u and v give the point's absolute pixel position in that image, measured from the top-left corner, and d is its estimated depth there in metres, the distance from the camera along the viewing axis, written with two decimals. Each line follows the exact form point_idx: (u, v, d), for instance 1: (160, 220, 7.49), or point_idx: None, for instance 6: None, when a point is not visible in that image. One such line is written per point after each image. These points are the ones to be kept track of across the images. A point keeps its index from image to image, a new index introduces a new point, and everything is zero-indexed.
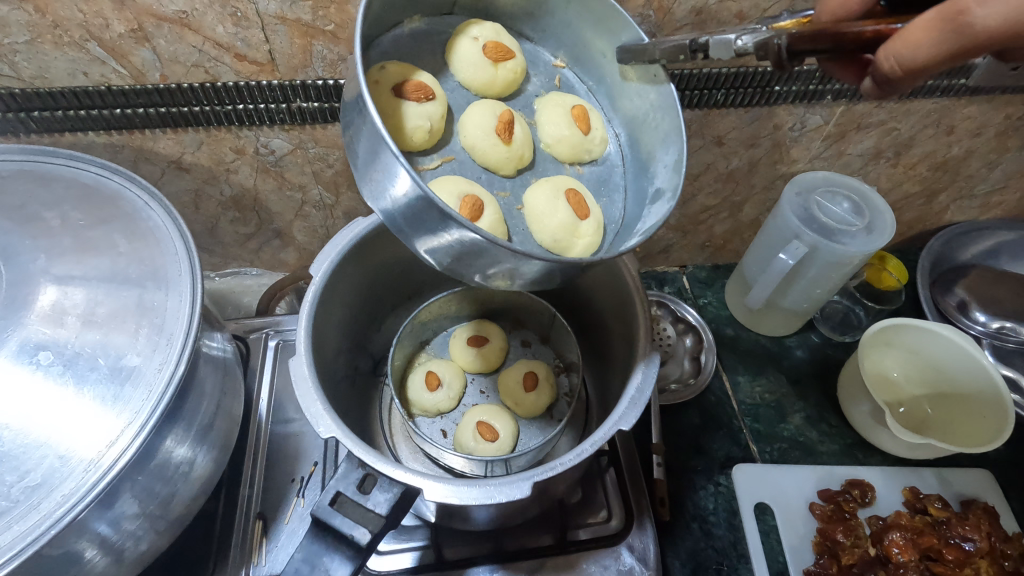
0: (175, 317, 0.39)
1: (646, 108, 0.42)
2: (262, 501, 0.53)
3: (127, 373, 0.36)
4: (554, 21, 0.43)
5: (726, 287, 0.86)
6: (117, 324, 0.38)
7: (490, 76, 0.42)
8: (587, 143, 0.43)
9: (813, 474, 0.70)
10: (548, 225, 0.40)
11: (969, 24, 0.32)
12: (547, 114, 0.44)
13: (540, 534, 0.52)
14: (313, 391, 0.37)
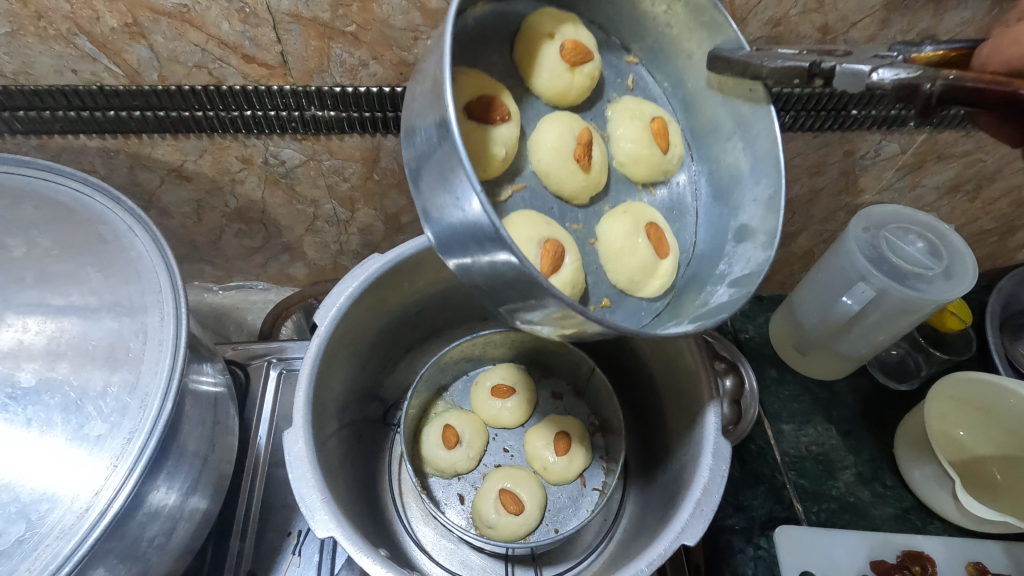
0: (152, 371, 0.33)
1: (732, 123, 0.37)
2: (254, 558, 0.47)
3: (90, 444, 0.31)
4: (625, 9, 0.37)
5: (770, 320, 0.79)
6: (81, 381, 0.32)
7: (566, 83, 0.36)
8: (665, 163, 0.38)
9: (865, 542, 0.63)
10: (628, 266, 0.36)
11: None
12: (624, 125, 0.38)
13: None
14: (309, 476, 0.31)
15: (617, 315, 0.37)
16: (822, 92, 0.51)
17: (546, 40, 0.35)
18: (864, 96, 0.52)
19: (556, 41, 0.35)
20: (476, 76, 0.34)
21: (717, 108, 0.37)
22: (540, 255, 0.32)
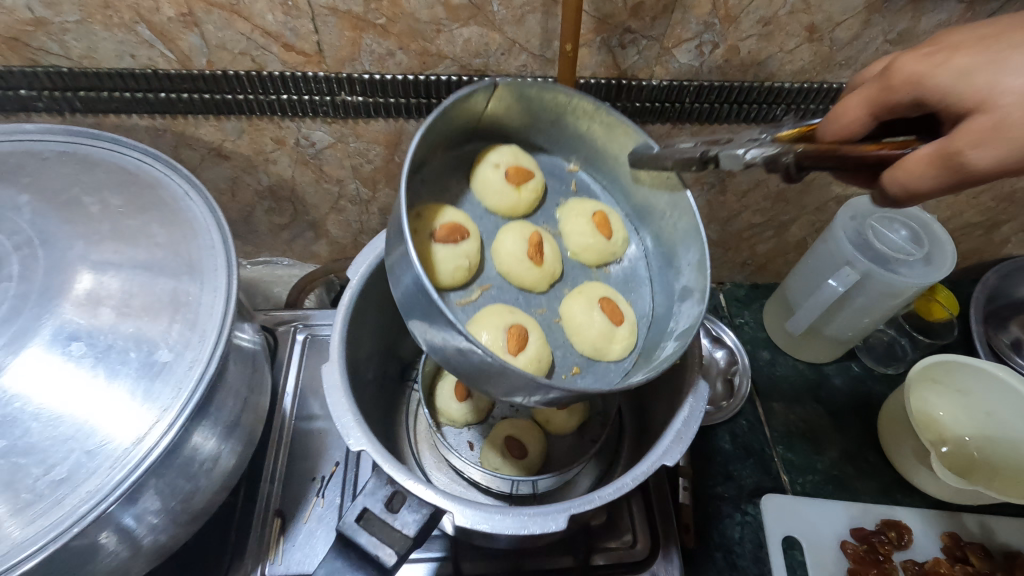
0: (208, 312, 0.38)
1: (661, 206, 0.45)
2: (282, 498, 0.52)
3: (158, 369, 0.36)
4: (559, 132, 0.46)
5: (765, 307, 0.83)
6: (150, 316, 0.37)
7: (515, 200, 0.46)
8: (610, 247, 0.46)
9: (847, 511, 0.67)
10: (587, 335, 0.43)
11: (966, 165, 0.30)
12: (571, 225, 0.47)
13: (561, 555, 0.50)
14: (344, 399, 0.36)
15: (586, 379, 0.44)
16: (811, 87, 0.55)
17: (492, 172, 0.45)
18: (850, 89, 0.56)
19: (500, 170, 0.45)
20: (437, 212, 0.44)
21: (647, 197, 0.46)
22: (506, 339, 0.41)
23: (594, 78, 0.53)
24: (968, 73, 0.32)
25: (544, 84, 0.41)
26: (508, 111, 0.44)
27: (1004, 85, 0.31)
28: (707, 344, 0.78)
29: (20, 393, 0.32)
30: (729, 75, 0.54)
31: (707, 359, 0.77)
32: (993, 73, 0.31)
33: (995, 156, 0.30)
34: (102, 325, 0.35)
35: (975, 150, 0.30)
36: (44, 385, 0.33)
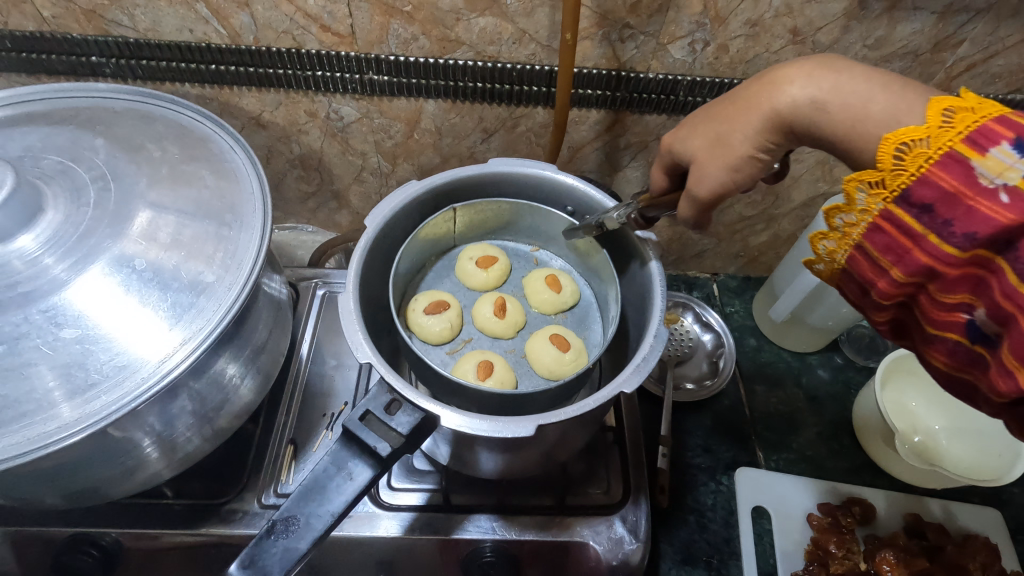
0: (246, 246, 0.44)
1: (597, 260, 0.52)
2: (295, 429, 0.58)
3: (203, 288, 0.42)
4: (518, 225, 0.57)
5: (755, 298, 0.88)
6: (199, 246, 0.43)
7: (485, 279, 0.55)
8: (562, 298, 0.54)
9: (817, 487, 0.71)
10: (544, 361, 0.50)
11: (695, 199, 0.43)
12: (530, 289, 0.55)
13: (542, 496, 0.55)
14: (355, 321, 0.41)
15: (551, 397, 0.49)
16: None
17: (466, 264, 0.55)
18: None
19: (471, 261, 0.56)
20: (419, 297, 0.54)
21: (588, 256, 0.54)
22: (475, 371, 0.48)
23: (596, 68, 0.59)
24: (679, 141, 0.44)
25: (488, 171, 0.49)
26: (473, 221, 0.55)
27: (695, 147, 0.43)
28: (696, 328, 0.83)
29: (86, 301, 0.39)
30: (720, 71, 0.59)
31: (694, 342, 0.82)
32: (686, 137, 0.43)
33: (709, 187, 0.42)
34: (156, 251, 0.42)
35: (693, 188, 0.42)
36: (106, 294, 0.39)
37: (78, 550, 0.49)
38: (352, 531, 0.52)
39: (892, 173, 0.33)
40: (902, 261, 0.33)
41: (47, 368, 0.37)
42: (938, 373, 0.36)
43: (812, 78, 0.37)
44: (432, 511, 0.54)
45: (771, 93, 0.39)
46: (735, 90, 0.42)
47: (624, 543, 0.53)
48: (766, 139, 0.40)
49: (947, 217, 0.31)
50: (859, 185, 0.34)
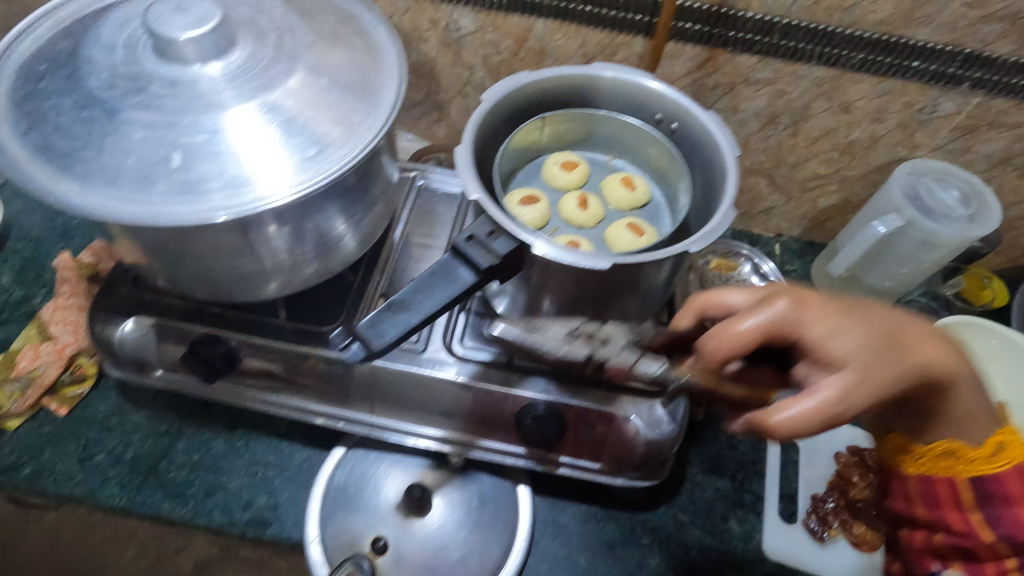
0: (384, 100, 0.52)
1: (669, 163, 0.57)
2: (387, 286, 0.67)
3: (348, 126, 0.49)
4: (597, 137, 0.60)
5: (816, 260, 0.91)
6: (347, 94, 0.51)
7: (568, 181, 0.58)
8: (636, 195, 0.58)
9: (848, 432, 0.75)
10: (621, 245, 0.54)
11: (842, 414, 0.42)
12: (606, 190, 0.58)
13: (595, 373, 0.62)
14: (467, 166, 0.48)
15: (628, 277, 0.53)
16: (888, 39, 0.64)
17: (552, 168, 0.59)
18: (924, 49, 0.64)
19: (556, 165, 0.59)
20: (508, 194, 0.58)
21: (660, 162, 0.58)
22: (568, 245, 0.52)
23: (699, 2, 0.65)
24: (817, 336, 0.46)
25: (589, 72, 0.54)
26: (561, 129, 0.59)
27: (841, 350, 0.45)
28: (754, 277, 0.87)
29: (253, 119, 0.47)
30: (816, 17, 0.64)
31: (751, 289, 0.86)
32: (843, 339, 0.45)
33: (859, 400, 0.42)
34: (315, 90, 0.50)
35: (848, 398, 0.42)
36: (272, 112, 0.47)
37: (211, 344, 0.60)
38: (429, 369, 0.61)
39: (986, 459, 0.49)
40: (980, 501, 0.49)
41: (225, 159, 0.45)
42: (919, 543, 0.54)
43: (934, 347, 0.47)
44: (497, 366, 0.62)
45: (910, 346, 0.46)
46: (875, 310, 0.48)
47: (662, 422, 0.60)
48: (902, 374, 0.45)
49: (1002, 510, 0.48)
50: (949, 448, 0.51)
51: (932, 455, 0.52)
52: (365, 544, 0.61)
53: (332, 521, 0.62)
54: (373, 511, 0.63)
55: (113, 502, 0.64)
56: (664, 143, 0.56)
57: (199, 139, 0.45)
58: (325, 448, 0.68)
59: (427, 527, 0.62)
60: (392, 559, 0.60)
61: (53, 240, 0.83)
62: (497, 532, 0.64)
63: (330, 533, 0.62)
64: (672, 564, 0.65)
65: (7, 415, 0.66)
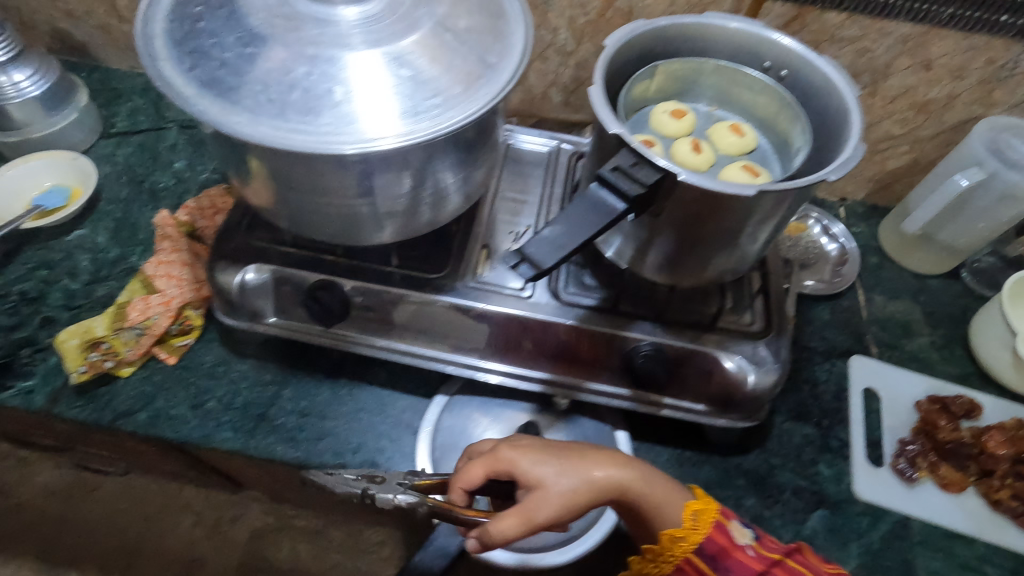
0: (515, 45, 0.53)
1: (776, 110, 0.59)
2: (488, 238, 0.70)
3: (483, 68, 0.51)
4: (700, 88, 0.62)
5: (881, 222, 0.93)
6: (480, 37, 0.52)
7: (677, 128, 0.60)
8: (745, 141, 0.59)
9: (925, 382, 0.78)
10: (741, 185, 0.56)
11: (536, 518, 0.53)
12: (714, 137, 0.60)
13: (696, 317, 0.65)
14: (602, 106, 0.50)
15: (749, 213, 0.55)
16: None
17: (661, 117, 0.60)
18: (1013, 3, 0.66)
19: (665, 113, 0.60)
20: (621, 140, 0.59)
21: (766, 110, 0.60)
22: None
23: None
24: (525, 466, 0.55)
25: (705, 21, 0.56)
26: (669, 79, 0.61)
27: (543, 475, 0.54)
28: (823, 239, 0.90)
29: (395, 59, 0.48)
30: None
31: (821, 250, 0.89)
32: (524, 462, 0.55)
33: (555, 509, 0.53)
34: (460, 31, 0.51)
35: (496, 524, 0.52)
36: (414, 55, 0.48)
37: (326, 289, 0.62)
38: (536, 313, 0.63)
39: (693, 531, 0.56)
40: (712, 564, 0.55)
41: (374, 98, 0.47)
42: None
43: (620, 467, 0.56)
44: (603, 310, 0.65)
45: (589, 466, 0.55)
46: (583, 450, 0.57)
47: (767, 362, 0.62)
48: (582, 489, 0.54)
49: (722, 564, 0.55)
50: (673, 537, 0.56)
51: (672, 548, 0.56)
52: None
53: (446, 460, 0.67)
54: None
55: (228, 444, 0.67)
56: (774, 90, 0.58)
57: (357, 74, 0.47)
58: (428, 396, 0.71)
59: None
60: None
61: (142, 203, 0.85)
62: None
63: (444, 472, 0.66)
64: (769, 503, 0.68)
65: (120, 362, 0.68)
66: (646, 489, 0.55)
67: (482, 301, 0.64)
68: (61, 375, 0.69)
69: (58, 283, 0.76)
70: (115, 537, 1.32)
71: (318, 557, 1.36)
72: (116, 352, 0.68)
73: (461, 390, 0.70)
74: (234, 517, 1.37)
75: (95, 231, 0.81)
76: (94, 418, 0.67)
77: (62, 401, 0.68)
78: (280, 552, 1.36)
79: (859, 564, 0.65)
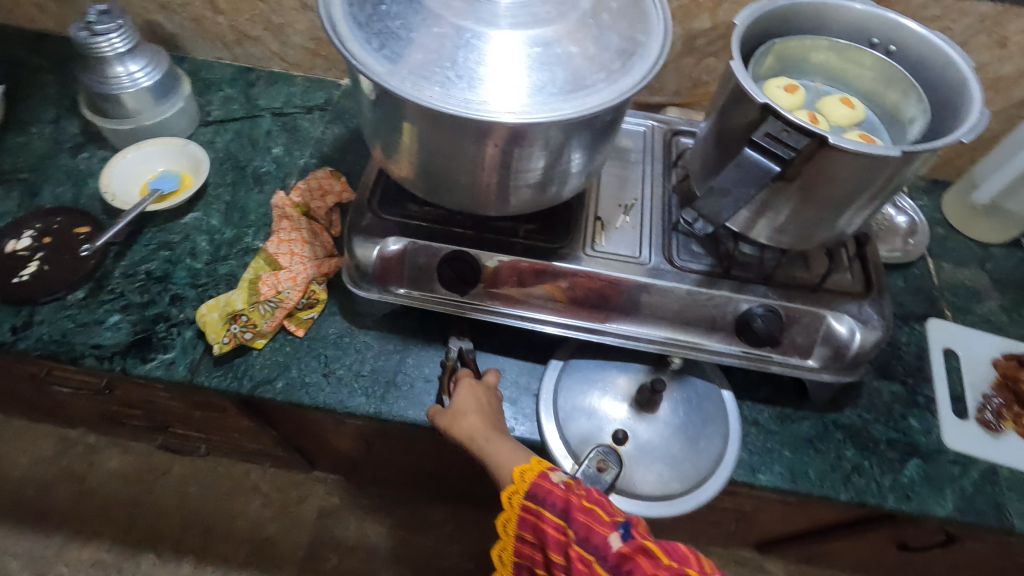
0: (659, 23, 0.57)
1: (885, 84, 0.64)
2: (599, 212, 0.74)
3: (635, 45, 0.55)
4: (808, 65, 0.67)
5: (944, 195, 0.98)
6: (629, 17, 0.56)
7: (794, 101, 0.63)
8: (857, 112, 0.64)
9: (1000, 343, 0.83)
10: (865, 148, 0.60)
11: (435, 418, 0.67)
12: (827, 110, 0.64)
13: (803, 281, 0.70)
14: (746, 79, 0.55)
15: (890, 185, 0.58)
16: None
17: (778, 91, 0.64)
18: None
19: (781, 87, 0.64)
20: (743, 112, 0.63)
21: (872, 85, 0.65)
22: None
23: None
24: (457, 397, 0.66)
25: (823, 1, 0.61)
26: (783, 55, 0.65)
27: (460, 403, 0.66)
28: (892, 211, 0.94)
29: (559, 38, 0.52)
30: None
31: (890, 221, 0.93)
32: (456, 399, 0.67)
33: (444, 425, 0.65)
34: (611, 12, 0.55)
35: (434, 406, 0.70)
36: (576, 34, 0.52)
37: (460, 260, 0.66)
38: (656, 278, 0.68)
39: (518, 481, 0.58)
40: (543, 507, 0.55)
41: (544, 76, 0.51)
42: None
43: (501, 455, 0.62)
44: (717, 274, 0.69)
45: (493, 431, 0.64)
46: (502, 436, 0.64)
47: (873, 320, 0.67)
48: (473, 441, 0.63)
49: (547, 497, 0.55)
50: (511, 491, 0.58)
51: (510, 508, 0.58)
52: (606, 437, 0.70)
53: (571, 420, 0.70)
54: (605, 412, 0.71)
55: (363, 409, 0.71)
56: (884, 64, 0.63)
57: (534, 51, 0.51)
58: (541, 361, 0.76)
59: (657, 421, 0.71)
60: (633, 447, 0.69)
61: (247, 186, 0.89)
62: (716, 425, 0.72)
63: (570, 431, 0.70)
64: (867, 454, 0.73)
65: (257, 334, 0.73)
66: (488, 445, 0.63)
67: (601, 268, 0.68)
68: (199, 347, 0.73)
69: (182, 263, 0.80)
70: (184, 518, 1.35)
71: (386, 534, 1.39)
72: (255, 323, 0.72)
73: (577, 354, 0.75)
74: (301, 498, 1.41)
75: (207, 213, 0.85)
76: (235, 386, 0.71)
77: (202, 372, 0.71)
78: (349, 530, 1.38)
79: (955, 508, 0.70)
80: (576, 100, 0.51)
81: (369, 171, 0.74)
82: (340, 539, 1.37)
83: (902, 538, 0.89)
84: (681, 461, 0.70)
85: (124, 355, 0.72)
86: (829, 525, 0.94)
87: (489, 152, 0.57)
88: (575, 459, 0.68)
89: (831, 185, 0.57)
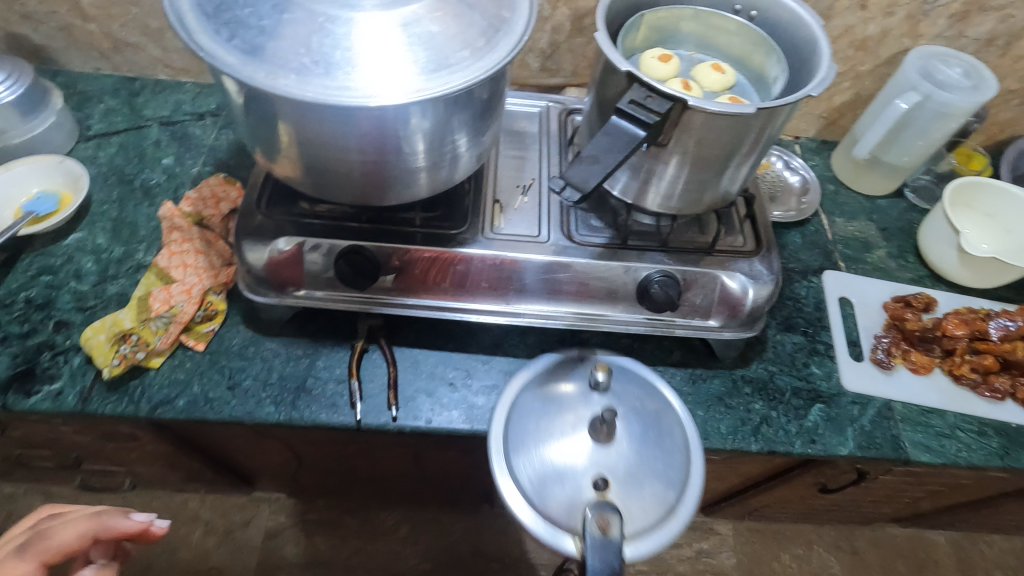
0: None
1: (751, 47, 0.66)
2: (499, 195, 0.75)
3: (499, 22, 0.55)
4: (682, 34, 0.69)
5: (833, 153, 1.03)
6: None
7: (668, 70, 0.65)
8: (728, 76, 0.66)
9: (889, 287, 0.88)
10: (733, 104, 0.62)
11: None
12: (700, 77, 0.66)
13: (699, 245, 0.72)
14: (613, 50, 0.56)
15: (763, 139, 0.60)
16: None
17: (652, 60, 0.65)
18: None
19: (654, 57, 0.65)
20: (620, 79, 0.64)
21: (742, 50, 0.68)
22: None
23: None
24: None
25: None
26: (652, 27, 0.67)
27: None
28: (785, 172, 0.99)
29: (421, 18, 0.51)
30: None
31: (785, 183, 0.98)
32: None
33: None
34: None
35: None
36: (439, 13, 0.52)
37: (355, 254, 0.65)
38: (556, 254, 0.69)
39: None
40: None
41: (408, 57, 0.50)
42: None
43: None
44: (615, 246, 0.70)
45: None
46: None
47: (764, 275, 0.70)
48: None
49: None
50: None
51: None
52: (588, 492, 0.60)
53: (546, 496, 0.60)
54: (571, 461, 0.62)
55: (273, 418, 0.68)
56: (748, 28, 0.65)
57: (395, 32, 0.50)
58: (456, 349, 0.76)
59: (621, 441, 0.63)
60: (618, 484, 0.61)
61: (136, 201, 0.84)
62: (670, 415, 0.67)
63: (554, 506, 0.59)
64: (774, 405, 0.76)
65: (151, 352, 0.69)
66: None
67: (503, 249, 0.68)
68: (88, 374, 0.69)
69: (65, 287, 0.75)
70: None
71: (336, 547, 1.35)
72: (146, 342, 0.69)
73: (510, 426, 0.64)
74: (244, 522, 1.36)
75: (93, 233, 0.81)
76: (131, 410, 0.67)
77: (93, 399, 0.67)
78: (298, 548, 1.34)
79: (856, 446, 0.74)
80: (442, 79, 0.51)
81: (257, 172, 0.72)
82: (289, 558, 1.33)
83: (823, 481, 0.94)
84: (662, 470, 0.62)
85: (4, 391, 0.67)
86: (757, 478, 0.98)
87: (366, 139, 0.55)
88: (574, 534, 0.58)
89: (703, 147, 0.58)
